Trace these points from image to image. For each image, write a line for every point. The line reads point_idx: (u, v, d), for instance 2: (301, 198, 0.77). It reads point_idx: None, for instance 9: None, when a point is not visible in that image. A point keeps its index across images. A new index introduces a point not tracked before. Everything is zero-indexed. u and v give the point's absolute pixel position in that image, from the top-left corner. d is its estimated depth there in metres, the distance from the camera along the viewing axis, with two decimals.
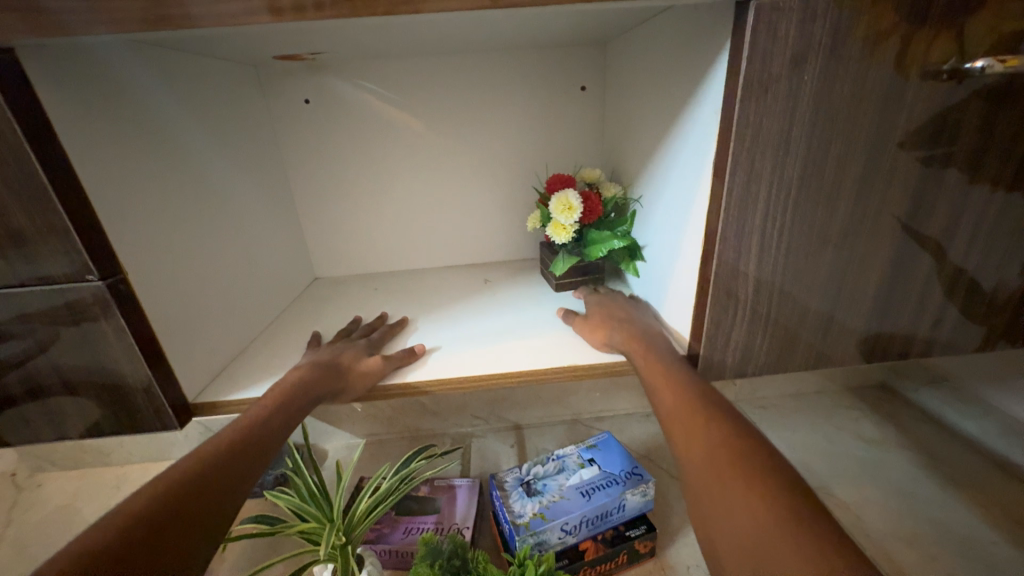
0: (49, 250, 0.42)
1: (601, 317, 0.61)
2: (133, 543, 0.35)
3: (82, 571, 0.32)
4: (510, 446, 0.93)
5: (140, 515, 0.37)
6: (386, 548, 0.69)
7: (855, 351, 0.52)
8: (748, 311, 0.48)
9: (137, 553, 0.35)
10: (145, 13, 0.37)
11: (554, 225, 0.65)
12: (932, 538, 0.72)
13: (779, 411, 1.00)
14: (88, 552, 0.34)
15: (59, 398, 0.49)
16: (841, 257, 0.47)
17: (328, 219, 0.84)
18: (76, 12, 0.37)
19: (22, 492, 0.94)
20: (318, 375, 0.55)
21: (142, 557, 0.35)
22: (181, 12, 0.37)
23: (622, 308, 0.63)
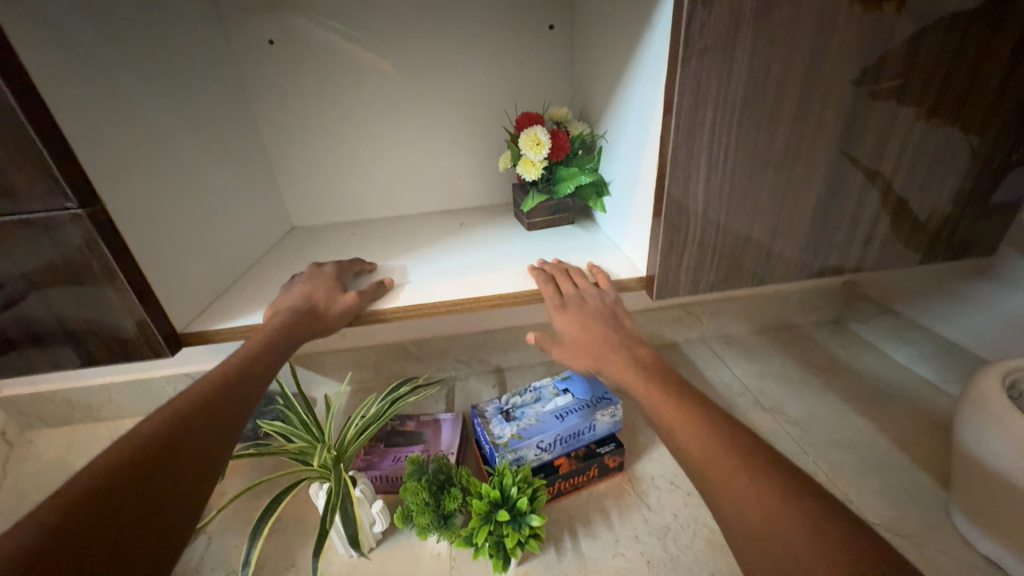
0: (26, 178, 0.44)
1: (580, 335, 0.58)
2: (149, 458, 0.38)
3: (112, 476, 0.36)
4: (491, 385, 0.99)
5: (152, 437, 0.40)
6: (377, 474, 0.74)
7: (795, 270, 0.58)
8: (699, 231, 0.52)
9: (159, 461, 0.39)
10: None
11: (524, 162, 0.67)
12: (865, 444, 0.81)
13: (741, 345, 1.07)
14: (109, 465, 0.37)
15: (52, 329, 0.51)
16: (781, 177, 0.51)
17: (301, 167, 0.84)
18: None
19: (14, 448, 0.96)
20: (295, 307, 0.57)
21: (162, 464, 0.39)
22: None
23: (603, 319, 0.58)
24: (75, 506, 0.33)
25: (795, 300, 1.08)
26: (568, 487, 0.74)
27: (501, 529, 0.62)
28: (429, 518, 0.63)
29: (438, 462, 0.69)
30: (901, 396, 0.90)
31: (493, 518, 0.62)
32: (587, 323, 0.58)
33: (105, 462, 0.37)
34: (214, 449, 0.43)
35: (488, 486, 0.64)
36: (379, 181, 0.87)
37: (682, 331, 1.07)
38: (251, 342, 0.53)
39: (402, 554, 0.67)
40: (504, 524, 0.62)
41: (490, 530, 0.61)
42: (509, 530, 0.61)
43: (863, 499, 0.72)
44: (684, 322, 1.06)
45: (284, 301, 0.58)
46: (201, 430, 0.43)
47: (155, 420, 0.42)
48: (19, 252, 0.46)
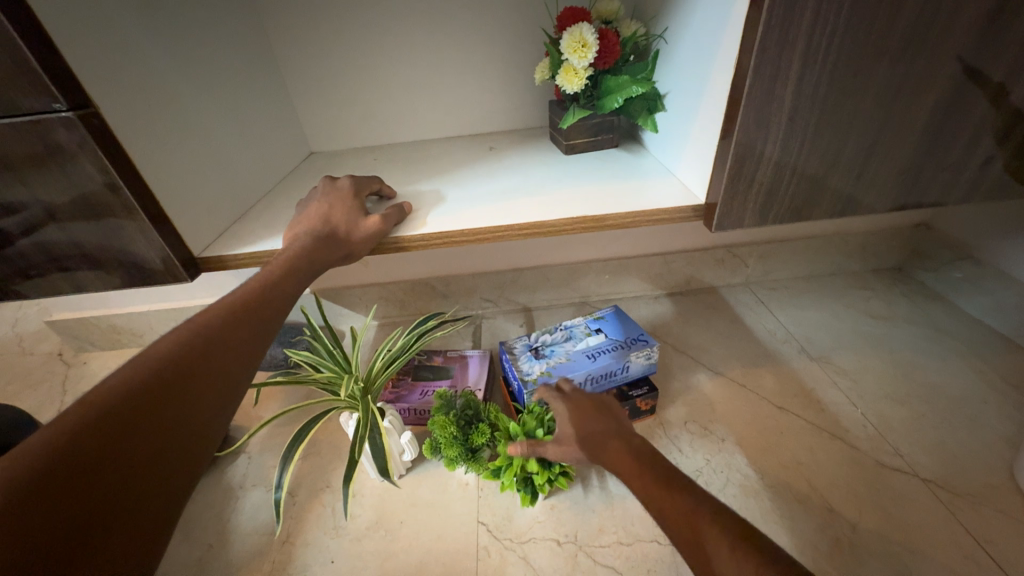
0: (7, 72, 0.39)
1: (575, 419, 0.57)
2: (161, 384, 0.36)
3: (124, 396, 0.34)
4: (519, 324, 0.96)
5: (161, 365, 0.38)
6: (405, 406, 0.74)
7: (884, 200, 0.49)
8: (777, 148, 0.44)
9: (172, 386, 0.37)
10: None
11: (565, 70, 0.58)
12: (924, 398, 0.75)
13: (789, 292, 0.99)
14: (121, 387, 0.35)
15: (68, 250, 0.50)
16: (891, 79, 0.41)
17: (317, 83, 0.76)
18: None
19: (71, 367, 1.02)
20: (313, 229, 0.53)
21: (176, 389, 0.37)
22: None
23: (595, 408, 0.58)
24: (79, 432, 0.31)
25: (858, 244, 0.97)
26: None
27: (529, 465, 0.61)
28: (459, 452, 0.63)
29: (466, 398, 0.68)
30: (970, 350, 0.82)
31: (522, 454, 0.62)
32: (585, 411, 0.58)
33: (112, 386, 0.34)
34: (226, 384, 0.40)
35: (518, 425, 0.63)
36: (400, 101, 0.79)
37: (724, 274, 0.99)
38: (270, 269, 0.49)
39: (430, 481, 0.68)
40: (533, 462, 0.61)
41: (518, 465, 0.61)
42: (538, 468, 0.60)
43: (915, 453, 0.67)
44: (728, 265, 0.98)
45: (301, 223, 0.54)
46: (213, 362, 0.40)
47: (167, 345, 0.39)
48: (19, 163, 0.43)
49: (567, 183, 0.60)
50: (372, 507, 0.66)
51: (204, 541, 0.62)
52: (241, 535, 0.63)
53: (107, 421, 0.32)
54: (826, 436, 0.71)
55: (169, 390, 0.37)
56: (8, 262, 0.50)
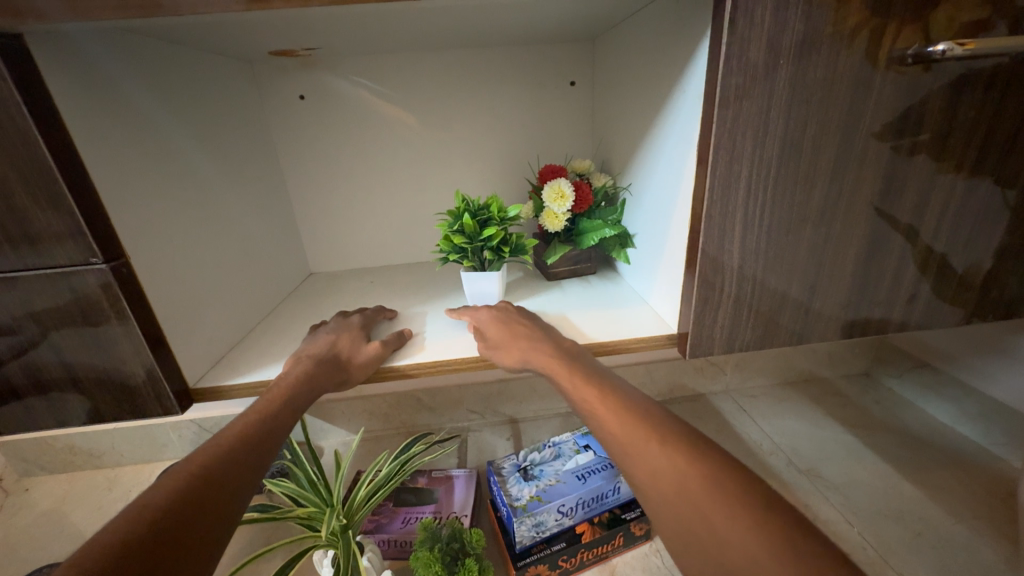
0: (54, 232, 0.41)
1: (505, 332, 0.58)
2: (168, 520, 0.35)
3: (130, 541, 0.32)
4: (506, 438, 0.94)
5: (162, 508, 0.35)
6: (385, 537, 0.69)
7: (833, 329, 0.55)
8: (734, 289, 0.50)
9: (178, 523, 0.35)
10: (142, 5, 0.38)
11: (546, 215, 0.66)
12: (917, 513, 0.74)
13: (768, 399, 1.02)
14: (127, 534, 0.33)
15: (62, 388, 0.49)
16: (818, 235, 0.49)
17: (323, 214, 0.85)
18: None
19: (9, 496, 0.92)
20: (317, 357, 0.55)
21: (183, 524, 0.35)
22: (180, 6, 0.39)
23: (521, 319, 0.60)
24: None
25: (823, 352, 1.04)
26: (591, 558, 0.68)
27: (498, 253, 0.64)
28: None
29: (451, 526, 0.65)
30: (950, 458, 0.83)
31: (485, 243, 0.62)
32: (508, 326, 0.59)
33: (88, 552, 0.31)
34: (218, 525, 0.37)
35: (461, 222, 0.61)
36: (398, 228, 0.87)
37: (705, 382, 1.03)
38: (265, 399, 0.49)
39: None
40: (492, 222, 0.62)
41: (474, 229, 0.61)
42: (498, 234, 0.61)
43: None
44: (706, 373, 1.03)
45: (306, 350, 0.57)
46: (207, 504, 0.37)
47: (164, 487, 0.37)
48: (35, 300, 0.44)
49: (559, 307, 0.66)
50: None
51: None
52: None
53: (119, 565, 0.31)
54: None
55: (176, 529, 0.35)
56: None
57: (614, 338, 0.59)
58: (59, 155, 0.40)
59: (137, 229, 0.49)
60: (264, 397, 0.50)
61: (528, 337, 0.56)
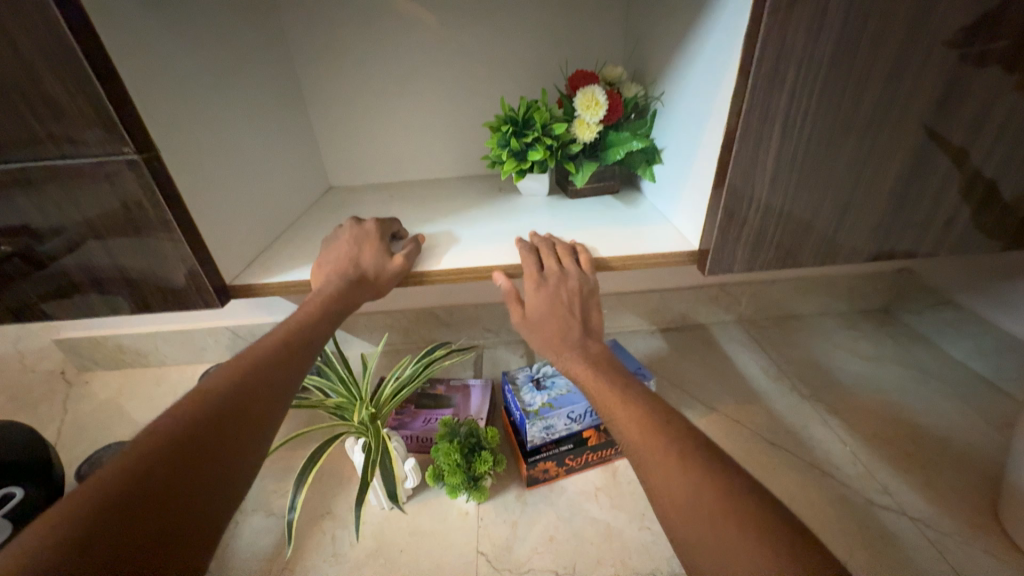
0: (86, 121, 0.43)
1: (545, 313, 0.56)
2: (215, 415, 0.38)
3: (183, 426, 0.36)
4: (520, 356, 0.99)
5: (210, 401, 0.39)
6: (409, 433, 0.76)
7: (858, 254, 0.54)
8: (762, 205, 0.49)
9: (224, 415, 0.38)
10: None
11: (577, 124, 0.64)
12: (909, 438, 0.77)
13: (779, 330, 1.04)
14: (182, 422, 0.37)
15: (113, 281, 0.53)
16: (860, 150, 0.47)
17: (342, 125, 0.83)
18: None
19: (73, 387, 1.03)
20: (343, 270, 0.55)
21: (229, 416, 0.39)
22: None
23: (567, 310, 0.57)
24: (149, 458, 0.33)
25: (842, 286, 1.03)
26: (595, 459, 0.75)
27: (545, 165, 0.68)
28: (461, 479, 0.66)
29: (470, 426, 0.71)
30: (951, 390, 0.86)
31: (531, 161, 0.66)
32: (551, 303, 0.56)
33: (123, 468, 0.32)
34: (245, 456, 0.38)
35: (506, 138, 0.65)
36: (417, 143, 0.85)
37: (717, 311, 1.05)
38: (286, 327, 0.49)
39: (431, 509, 0.70)
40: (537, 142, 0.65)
41: (519, 145, 0.65)
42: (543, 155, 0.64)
43: (902, 492, 0.69)
44: (719, 302, 1.04)
45: (331, 266, 0.56)
46: (237, 432, 0.38)
47: (215, 381, 0.41)
48: (77, 193, 0.46)
49: (587, 225, 0.65)
50: (372, 535, 0.66)
51: None
52: (241, 560, 0.63)
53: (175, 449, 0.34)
54: (816, 472, 0.73)
55: (221, 422, 0.38)
56: (54, 284, 0.52)
57: (635, 253, 0.58)
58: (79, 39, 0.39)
59: (161, 126, 0.49)
60: (287, 323, 0.50)
61: (570, 336, 0.56)
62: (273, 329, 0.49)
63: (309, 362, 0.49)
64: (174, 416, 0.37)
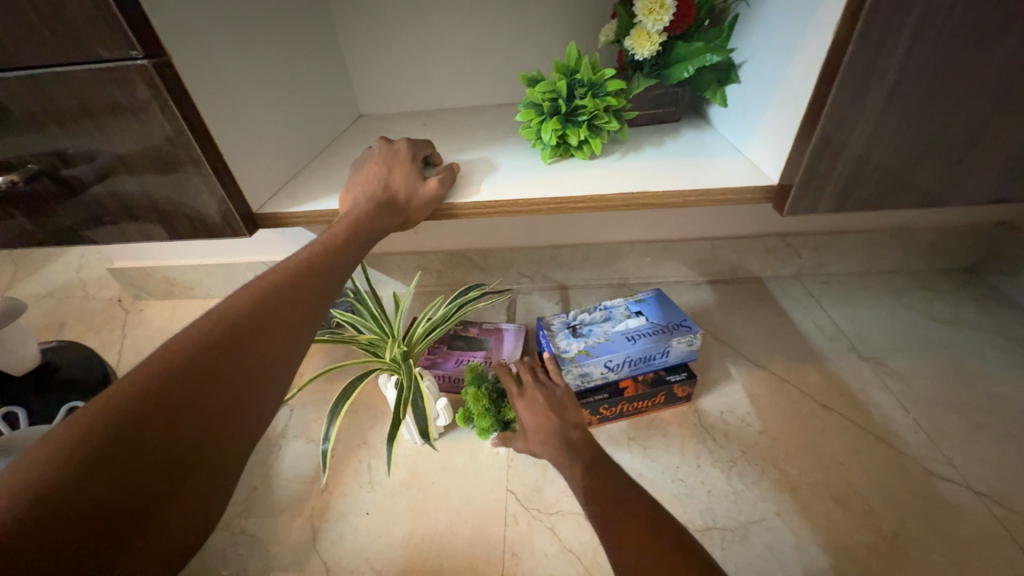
0: (89, 18, 0.39)
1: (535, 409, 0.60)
2: (234, 338, 0.35)
3: (204, 344, 0.34)
4: (555, 302, 0.95)
5: (231, 321, 0.36)
6: (440, 373, 0.76)
7: (978, 193, 0.45)
8: (870, 124, 0.41)
9: (245, 339, 0.36)
10: None
11: (636, 35, 0.54)
12: (986, 409, 0.70)
13: (843, 287, 0.94)
14: (203, 339, 0.34)
15: (144, 209, 0.52)
16: (1015, 52, 0.36)
17: (371, 43, 0.75)
18: None
19: (129, 313, 1.08)
20: (372, 194, 0.51)
21: (250, 341, 0.36)
22: None
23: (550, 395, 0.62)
24: (168, 375, 0.31)
25: (926, 240, 0.91)
26: (631, 410, 0.72)
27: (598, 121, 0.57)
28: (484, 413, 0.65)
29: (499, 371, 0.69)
30: None
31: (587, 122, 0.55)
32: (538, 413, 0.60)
33: (138, 383, 0.30)
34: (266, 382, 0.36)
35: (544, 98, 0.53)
36: (451, 64, 0.77)
37: (773, 264, 0.95)
38: (314, 248, 0.45)
39: (462, 447, 0.70)
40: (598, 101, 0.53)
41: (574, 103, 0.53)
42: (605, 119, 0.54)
43: (971, 465, 0.63)
44: (778, 254, 0.94)
45: (359, 188, 0.52)
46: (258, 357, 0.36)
47: (239, 300, 0.38)
48: (94, 107, 0.44)
49: (642, 156, 0.57)
50: (405, 467, 0.68)
51: (250, 481, 0.67)
52: (283, 480, 0.67)
53: (194, 369, 0.32)
54: (873, 439, 0.67)
55: (242, 346, 0.35)
56: (86, 207, 0.52)
57: (700, 185, 0.51)
58: None
59: (178, 30, 0.45)
60: (314, 245, 0.46)
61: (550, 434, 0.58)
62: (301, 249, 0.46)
63: (337, 289, 0.45)
64: (193, 331, 0.34)
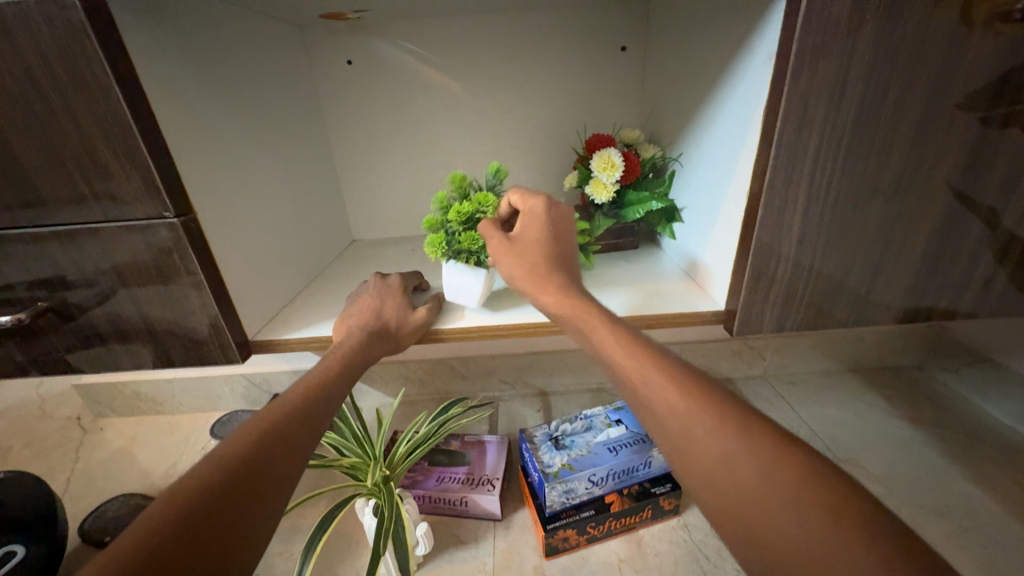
0: (132, 189, 0.44)
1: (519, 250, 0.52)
2: (234, 478, 0.36)
3: (203, 491, 0.34)
4: (536, 410, 0.95)
5: (231, 461, 0.37)
6: (421, 493, 0.73)
7: (892, 316, 0.53)
8: (790, 267, 0.49)
9: (245, 478, 0.37)
10: None
11: (594, 184, 0.65)
12: (965, 510, 0.70)
13: (808, 387, 0.99)
14: (205, 484, 0.35)
15: (139, 334, 0.53)
16: (888, 214, 0.46)
17: (369, 182, 0.87)
18: None
19: (87, 433, 1.02)
20: (366, 324, 0.55)
21: (249, 480, 0.37)
22: None
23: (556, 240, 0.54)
24: (169, 529, 0.31)
25: (873, 341, 0.99)
26: (619, 527, 0.70)
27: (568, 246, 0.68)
28: (445, 245, 0.58)
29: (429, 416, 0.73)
30: (1006, 456, 0.79)
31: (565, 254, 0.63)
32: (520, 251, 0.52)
33: (136, 544, 0.30)
34: (261, 536, 0.35)
35: (467, 204, 0.57)
36: None
37: (741, 366, 1.01)
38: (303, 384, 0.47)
39: None
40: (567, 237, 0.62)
41: None
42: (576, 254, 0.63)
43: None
44: (744, 357, 1.00)
45: (353, 319, 0.56)
46: (254, 500, 0.36)
47: (240, 439, 0.39)
48: (113, 247, 0.47)
49: (606, 280, 0.66)
50: None
51: None
52: None
53: (193, 519, 0.32)
54: None
55: (241, 486, 0.36)
56: (81, 333, 0.52)
57: (658, 310, 0.58)
58: (136, 113, 0.42)
59: (202, 188, 0.52)
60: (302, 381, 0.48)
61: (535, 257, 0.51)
62: (291, 385, 0.47)
63: (332, 415, 0.47)
64: (186, 484, 0.35)
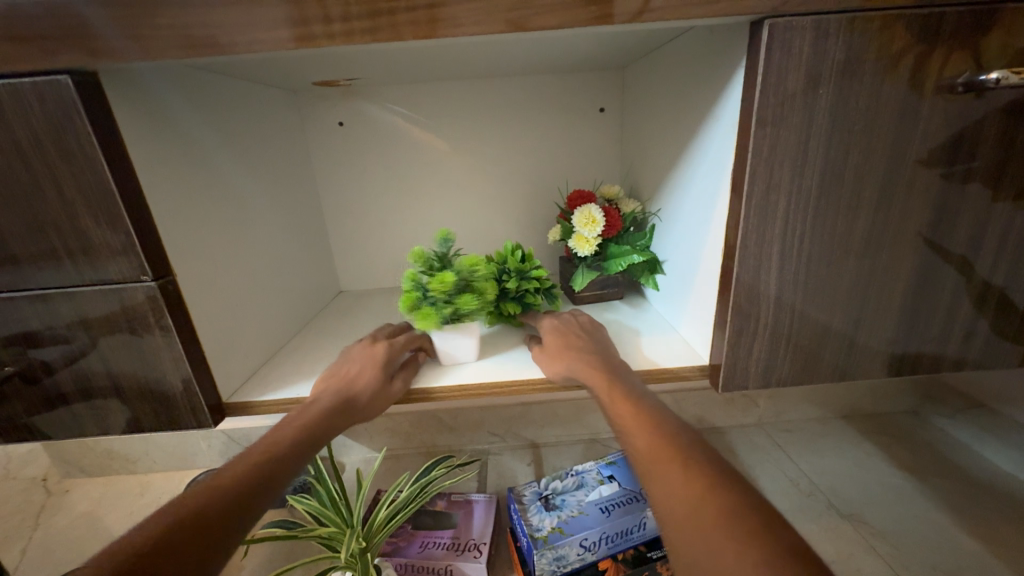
0: (110, 253, 0.44)
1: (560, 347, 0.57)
2: (159, 539, 0.34)
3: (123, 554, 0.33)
4: (527, 464, 0.92)
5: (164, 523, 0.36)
6: (402, 561, 0.68)
7: (879, 367, 0.52)
8: (770, 323, 0.49)
9: (172, 539, 0.35)
10: (163, 38, 0.39)
11: (577, 238, 0.67)
12: (978, 570, 0.66)
13: (806, 435, 0.97)
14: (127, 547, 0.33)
15: (107, 396, 0.51)
16: (862, 268, 0.47)
17: (357, 235, 0.88)
18: (118, 39, 0.39)
19: (51, 496, 0.96)
20: (338, 387, 0.53)
21: (176, 540, 0.35)
22: (205, 36, 0.40)
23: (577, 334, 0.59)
24: None
25: (866, 386, 0.98)
26: None
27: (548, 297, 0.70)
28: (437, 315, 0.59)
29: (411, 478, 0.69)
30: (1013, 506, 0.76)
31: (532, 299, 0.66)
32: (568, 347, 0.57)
33: None
34: None
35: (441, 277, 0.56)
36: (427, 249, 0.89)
37: (735, 414, 0.99)
38: (260, 447, 0.45)
39: None
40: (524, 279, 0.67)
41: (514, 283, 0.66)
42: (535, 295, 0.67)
43: None
44: (738, 405, 0.99)
45: (328, 383, 0.55)
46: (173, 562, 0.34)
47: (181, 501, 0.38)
48: (87, 310, 0.47)
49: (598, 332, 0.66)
50: None
51: None
52: None
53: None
54: None
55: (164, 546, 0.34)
56: (45, 396, 0.51)
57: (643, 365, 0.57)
58: (120, 180, 0.43)
59: (184, 248, 0.52)
60: (261, 442, 0.46)
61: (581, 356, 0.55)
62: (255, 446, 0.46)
63: (291, 474, 0.45)
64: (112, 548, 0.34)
